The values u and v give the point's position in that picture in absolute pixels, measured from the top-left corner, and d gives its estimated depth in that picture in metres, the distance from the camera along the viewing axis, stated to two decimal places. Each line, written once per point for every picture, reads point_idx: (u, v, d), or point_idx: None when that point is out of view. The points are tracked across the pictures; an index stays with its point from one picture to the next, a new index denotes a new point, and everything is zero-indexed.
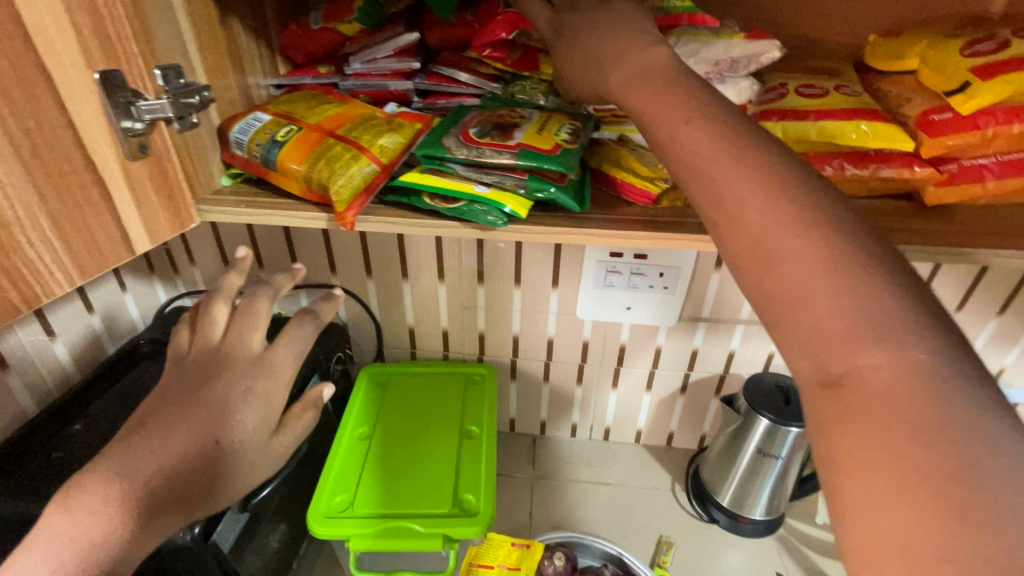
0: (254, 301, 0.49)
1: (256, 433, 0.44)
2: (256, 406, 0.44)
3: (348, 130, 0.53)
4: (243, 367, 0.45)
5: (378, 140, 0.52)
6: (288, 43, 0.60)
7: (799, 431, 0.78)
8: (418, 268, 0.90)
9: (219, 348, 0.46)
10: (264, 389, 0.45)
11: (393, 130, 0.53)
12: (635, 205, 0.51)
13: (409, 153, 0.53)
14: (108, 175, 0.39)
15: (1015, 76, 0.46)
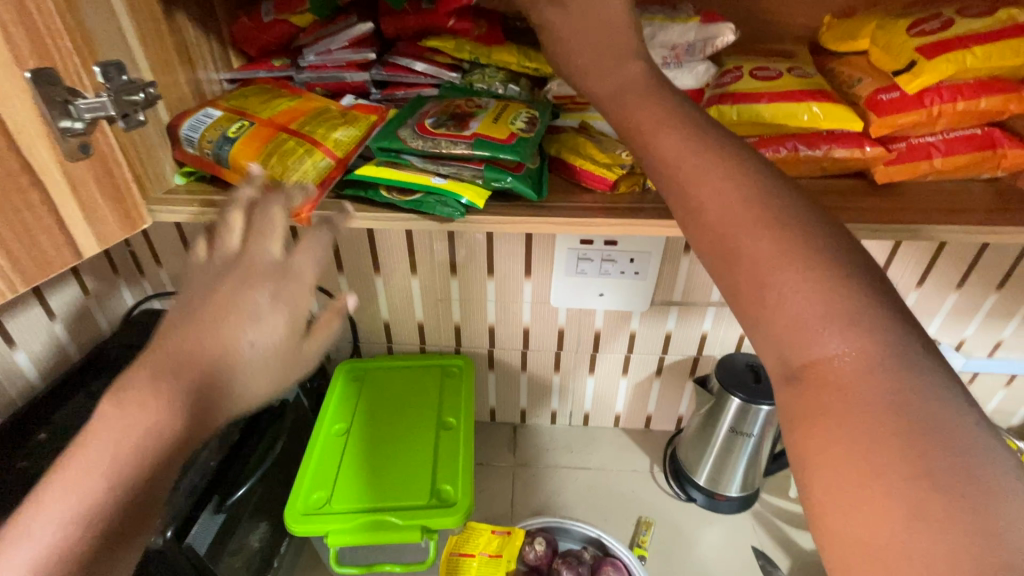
0: (267, 207, 0.41)
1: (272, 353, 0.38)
2: (281, 313, 0.38)
3: (302, 124, 0.52)
4: (263, 274, 0.39)
5: (333, 135, 0.51)
6: (239, 37, 0.58)
7: (769, 409, 0.79)
8: (391, 263, 0.90)
9: (214, 275, 0.38)
10: (288, 296, 0.39)
11: (348, 123, 0.53)
12: (594, 191, 0.51)
13: (365, 145, 0.52)
14: (48, 178, 0.38)
15: (957, 55, 0.47)
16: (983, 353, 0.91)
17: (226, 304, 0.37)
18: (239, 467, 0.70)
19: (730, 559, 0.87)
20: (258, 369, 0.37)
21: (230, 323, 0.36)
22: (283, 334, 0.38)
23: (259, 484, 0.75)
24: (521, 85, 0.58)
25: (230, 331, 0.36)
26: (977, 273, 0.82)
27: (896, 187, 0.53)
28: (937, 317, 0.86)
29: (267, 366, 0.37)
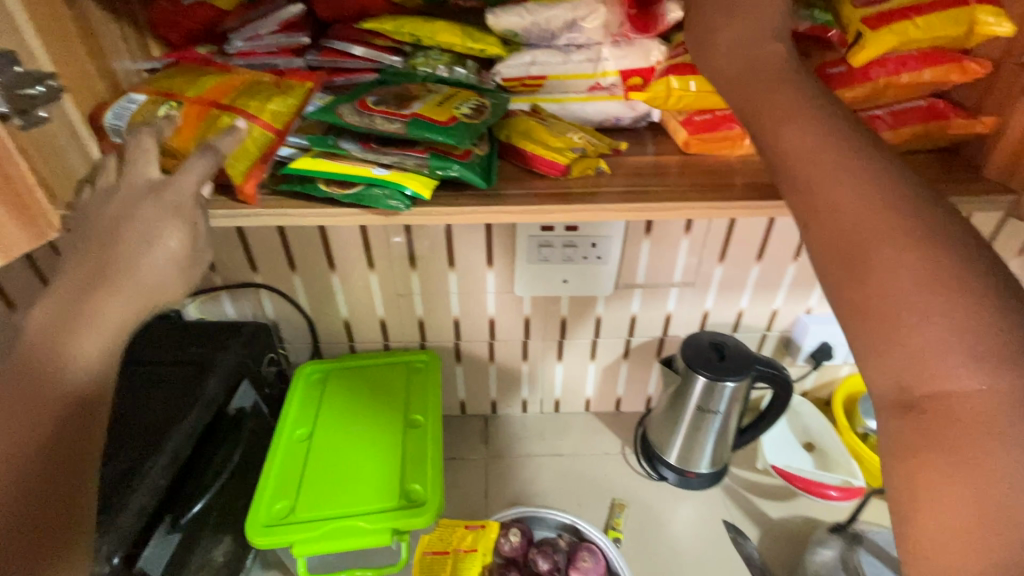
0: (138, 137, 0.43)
1: (169, 256, 0.40)
2: (176, 219, 0.40)
3: (234, 100, 0.49)
4: (138, 191, 0.40)
5: (268, 105, 0.49)
6: (155, 21, 0.53)
7: (734, 385, 0.80)
8: (347, 259, 0.86)
9: (101, 201, 0.40)
10: (173, 206, 0.41)
11: (282, 94, 0.50)
12: (546, 176, 0.49)
13: (303, 116, 0.50)
14: None
15: (898, 26, 0.47)
16: None
17: (112, 229, 0.38)
18: (195, 482, 0.66)
19: (704, 535, 0.89)
20: (160, 270, 0.39)
21: (124, 248, 0.38)
22: (182, 240, 0.40)
23: (218, 499, 0.72)
24: (468, 67, 0.55)
25: (135, 254, 0.38)
26: None
27: None
28: None
29: (170, 275, 0.40)
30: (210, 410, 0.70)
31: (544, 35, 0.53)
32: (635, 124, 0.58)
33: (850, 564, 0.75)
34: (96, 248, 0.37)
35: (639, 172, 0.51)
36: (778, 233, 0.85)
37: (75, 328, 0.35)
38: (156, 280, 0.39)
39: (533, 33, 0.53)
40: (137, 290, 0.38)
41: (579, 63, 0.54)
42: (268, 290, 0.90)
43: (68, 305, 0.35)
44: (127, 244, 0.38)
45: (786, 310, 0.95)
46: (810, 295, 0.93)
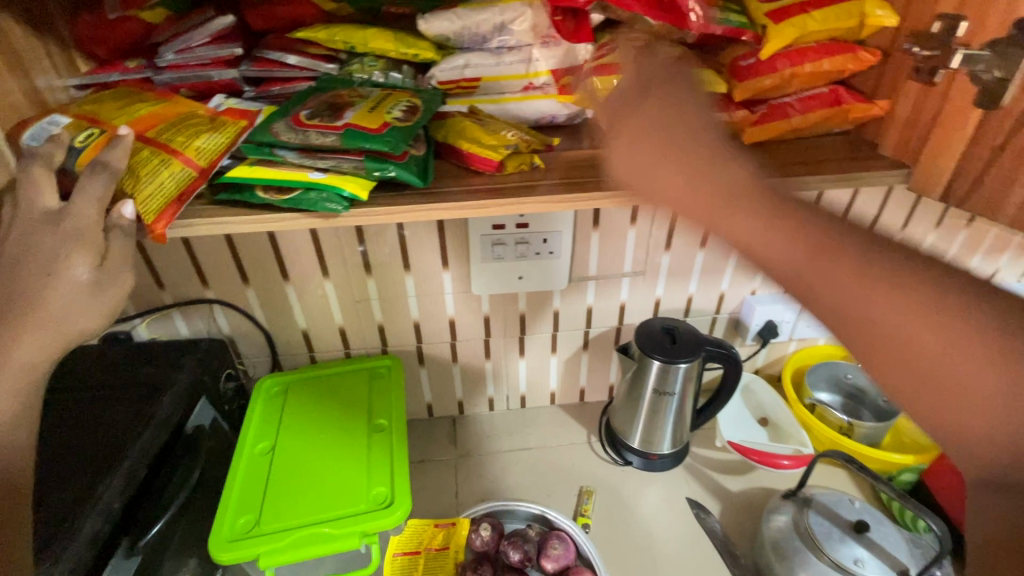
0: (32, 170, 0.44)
1: (78, 284, 0.44)
2: (82, 248, 0.44)
3: (160, 132, 0.49)
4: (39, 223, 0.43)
5: (195, 142, 0.49)
6: (80, 35, 0.53)
7: (686, 366, 0.84)
8: (300, 269, 0.86)
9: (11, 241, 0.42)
10: (73, 235, 0.44)
11: (215, 130, 0.50)
12: (483, 173, 0.51)
13: (234, 152, 0.50)
14: None
15: (797, 20, 0.52)
16: None
17: (17, 263, 0.42)
18: (152, 503, 0.65)
19: (668, 514, 0.92)
20: (69, 297, 0.43)
21: (31, 283, 0.42)
22: (89, 268, 0.44)
23: (179, 518, 0.71)
24: (403, 73, 0.57)
25: (43, 289, 0.42)
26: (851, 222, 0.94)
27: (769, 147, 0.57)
28: None
29: (83, 304, 0.44)
30: (164, 431, 0.69)
31: (476, 38, 0.56)
32: (570, 120, 0.60)
33: (800, 527, 0.78)
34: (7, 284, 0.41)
35: (573, 166, 0.54)
36: None
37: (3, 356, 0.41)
38: (62, 312, 0.43)
39: (465, 36, 0.55)
40: (49, 319, 0.42)
41: (512, 64, 0.56)
42: (220, 305, 0.88)
43: None
44: (33, 277, 0.42)
45: (732, 293, 1.00)
46: (753, 277, 0.98)
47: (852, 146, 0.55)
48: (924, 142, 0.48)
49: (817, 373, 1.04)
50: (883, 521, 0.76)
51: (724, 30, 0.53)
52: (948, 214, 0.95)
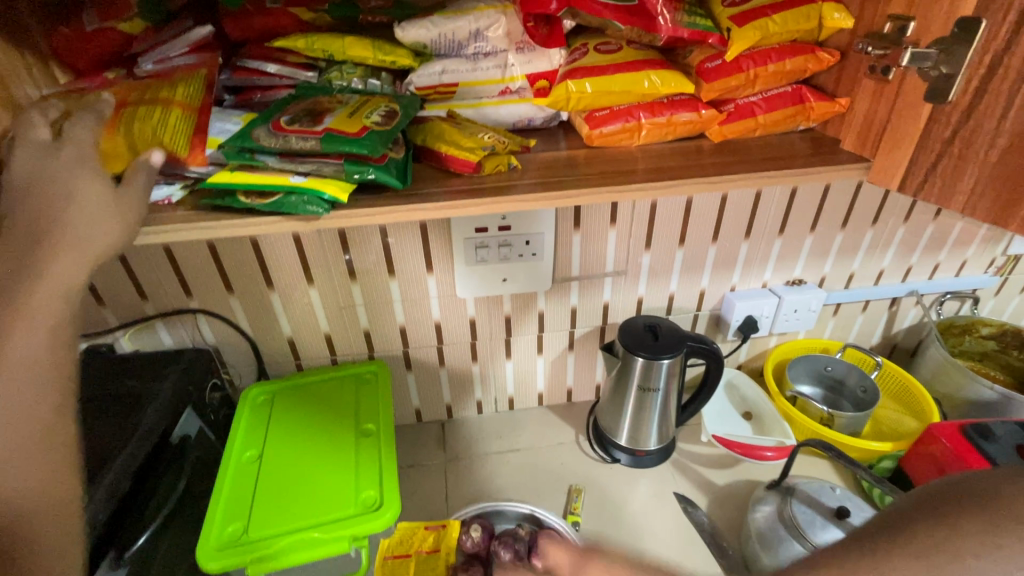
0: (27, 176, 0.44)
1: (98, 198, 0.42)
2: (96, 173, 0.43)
3: (137, 93, 0.51)
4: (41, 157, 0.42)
5: (175, 89, 0.52)
6: (57, 47, 0.53)
7: (669, 361, 0.86)
8: (285, 277, 0.86)
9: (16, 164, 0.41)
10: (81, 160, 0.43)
11: (184, 78, 0.53)
12: (461, 175, 0.52)
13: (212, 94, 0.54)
14: None
15: (759, 23, 0.54)
16: (842, 285, 1.07)
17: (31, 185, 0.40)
18: (136, 517, 0.64)
19: (657, 509, 0.93)
20: (95, 209, 0.42)
21: (51, 199, 0.40)
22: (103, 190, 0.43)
23: (164, 532, 0.70)
24: (382, 79, 0.58)
25: (60, 206, 0.40)
26: (824, 217, 0.96)
27: (736, 145, 0.59)
28: (776, 250, 0.99)
29: (109, 215, 0.43)
30: (149, 440, 0.69)
31: (452, 45, 0.57)
32: (547, 123, 0.62)
33: (784, 515, 0.79)
34: (32, 201, 0.39)
35: (550, 166, 0.55)
36: (696, 217, 0.92)
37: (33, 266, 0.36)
38: (90, 221, 0.41)
39: (441, 43, 0.57)
40: (82, 228, 0.40)
41: (487, 70, 0.58)
42: (204, 314, 0.88)
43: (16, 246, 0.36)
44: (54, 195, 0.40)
45: (712, 290, 1.02)
46: (731, 274, 1.01)
47: (815, 143, 0.58)
48: (879, 137, 0.50)
49: (798, 368, 1.06)
50: (863, 508, 0.78)
51: (691, 32, 0.54)
52: (915, 207, 0.99)
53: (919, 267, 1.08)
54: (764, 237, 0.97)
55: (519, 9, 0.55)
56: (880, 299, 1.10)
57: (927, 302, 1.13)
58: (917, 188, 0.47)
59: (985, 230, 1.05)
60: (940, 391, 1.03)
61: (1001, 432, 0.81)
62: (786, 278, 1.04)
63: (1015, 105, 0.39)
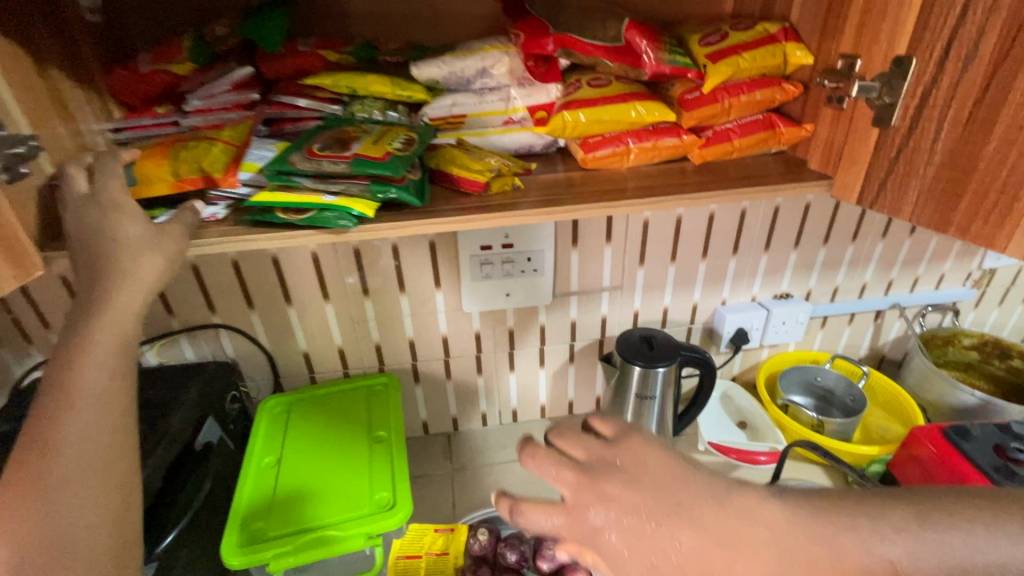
0: (80, 227, 0.50)
1: (137, 234, 0.51)
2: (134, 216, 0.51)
3: (190, 137, 0.60)
4: (86, 205, 0.50)
5: (222, 131, 0.60)
6: (114, 87, 0.61)
7: (664, 370, 0.91)
8: (302, 293, 0.92)
9: (78, 213, 0.50)
10: (116, 205, 0.51)
11: (229, 122, 0.62)
12: (471, 194, 0.59)
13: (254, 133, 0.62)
14: None
15: (732, 60, 0.61)
16: (827, 299, 1.13)
17: (90, 234, 0.49)
18: (164, 516, 0.68)
19: None
20: (134, 244, 0.50)
21: (103, 244, 0.49)
22: (138, 226, 0.51)
23: (186, 536, 0.73)
24: (399, 111, 0.65)
25: (112, 253, 0.49)
26: (806, 234, 1.03)
27: (717, 166, 0.66)
28: (763, 265, 1.05)
29: (148, 245, 0.51)
30: (176, 445, 0.73)
31: (461, 81, 0.64)
32: (546, 149, 0.69)
33: None
34: (92, 249, 0.49)
35: (549, 186, 0.62)
36: (686, 234, 0.98)
37: (96, 306, 0.48)
38: (132, 258, 0.50)
39: (451, 80, 0.64)
40: (125, 264, 0.49)
41: (493, 102, 0.65)
42: (226, 329, 0.94)
43: (87, 293, 0.48)
44: (103, 240, 0.49)
45: (704, 304, 1.08)
46: (721, 288, 1.07)
47: (785, 163, 0.65)
48: (837, 156, 0.57)
49: (789, 378, 1.10)
50: None
51: (672, 69, 0.62)
52: (891, 224, 1.06)
53: (899, 281, 1.14)
54: (751, 253, 1.03)
55: (520, 50, 0.63)
56: (865, 312, 1.15)
57: (910, 314, 1.18)
58: (872, 200, 0.53)
59: (959, 245, 1.12)
60: (926, 398, 1.08)
61: (979, 433, 0.86)
62: (773, 292, 1.10)
63: (944, 129, 0.45)
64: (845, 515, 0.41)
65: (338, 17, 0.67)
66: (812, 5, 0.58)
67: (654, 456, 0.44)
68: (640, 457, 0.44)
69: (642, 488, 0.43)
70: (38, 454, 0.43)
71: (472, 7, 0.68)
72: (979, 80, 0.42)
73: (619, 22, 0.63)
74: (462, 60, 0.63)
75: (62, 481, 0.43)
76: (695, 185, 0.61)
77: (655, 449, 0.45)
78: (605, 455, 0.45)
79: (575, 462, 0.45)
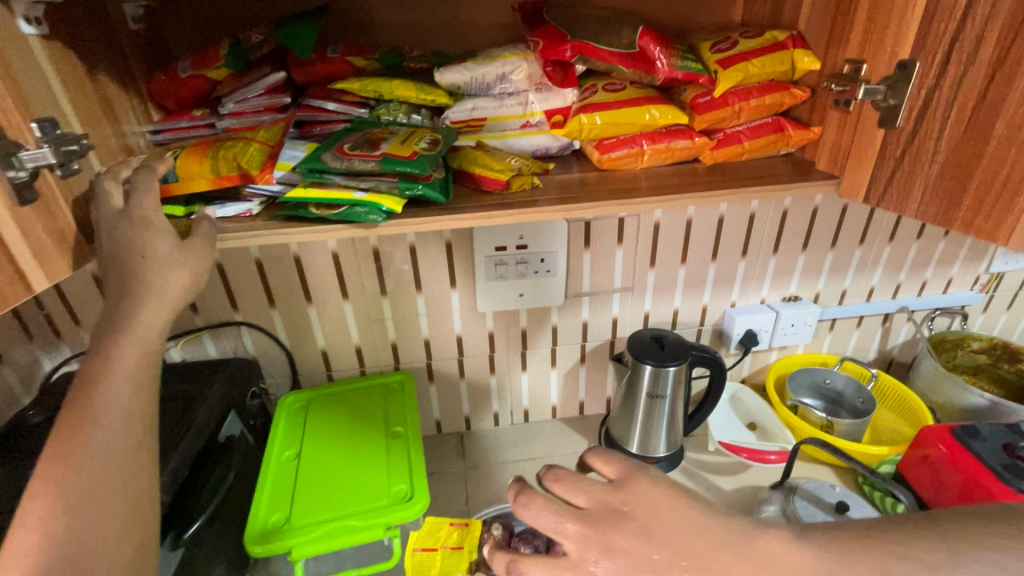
0: (110, 240, 0.50)
1: (166, 252, 0.52)
2: (162, 234, 0.53)
3: (226, 137, 0.63)
4: (115, 219, 0.51)
5: (258, 132, 0.63)
6: (155, 91, 0.64)
7: (675, 369, 0.92)
8: (322, 292, 0.95)
9: (108, 225, 0.50)
10: (147, 222, 0.52)
11: (263, 124, 0.65)
12: (492, 192, 0.62)
13: (287, 134, 0.65)
14: (11, 239, 0.43)
15: (742, 65, 0.64)
16: (835, 301, 1.14)
17: (118, 248, 0.50)
18: (191, 505, 0.71)
19: None
20: (162, 261, 0.51)
21: (133, 258, 0.50)
22: (166, 243, 0.52)
23: (210, 526, 0.75)
24: (422, 114, 0.68)
25: (140, 267, 0.50)
26: (814, 237, 1.05)
27: (727, 167, 0.68)
28: (772, 268, 1.07)
29: (176, 263, 0.52)
30: (202, 436, 0.76)
31: (482, 86, 0.67)
32: (562, 151, 0.72)
33: (788, 513, 0.84)
34: (120, 264, 0.50)
35: (566, 186, 0.65)
36: (697, 236, 1.00)
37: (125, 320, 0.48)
38: (161, 273, 0.51)
39: (473, 85, 0.67)
40: (154, 281, 0.50)
41: (511, 106, 0.68)
42: (248, 326, 0.97)
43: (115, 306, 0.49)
44: (132, 255, 0.50)
45: (714, 305, 1.10)
46: (731, 290, 1.08)
47: (793, 164, 0.67)
48: (845, 157, 0.59)
49: (798, 380, 1.12)
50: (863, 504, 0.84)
51: (685, 74, 0.64)
52: (898, 227, 1.07)
53: (907, 284, 1.15)
54: (760, 255, 1.05)
55: (539, 56, 0.66)
56: (873, 315, 1.17)
57: (919, 318, 1.20)
58: (878, 198, 0.55)
59: (966, 250, 1.13)
60: (935, 401, 1.09)
61: (988, 432, 0.86)
62: (782, 294, 1.11)
63: (946, 129, 0.47)
64: (873, 558, 0.41)
65: (365, 24, 0.70)
66: (819, 12, 0.61)
67: (661, 499, 0.48)
68: (647, 502, 0.47)
69: (654, 539, 0.45)
70: (62, 462, 0.43)
71: (492, 16, 0.71)
72: (980, 83, 0.44)
73: (633, 30, 0.66)
74: (483, 66, 0.66)
75: (87, 489, 0.43)
76: (706, 185, 0.64)
77: (659, 491, 0.48)
78: (611, 501, 0.48)
79: (579, 510, 0.48)
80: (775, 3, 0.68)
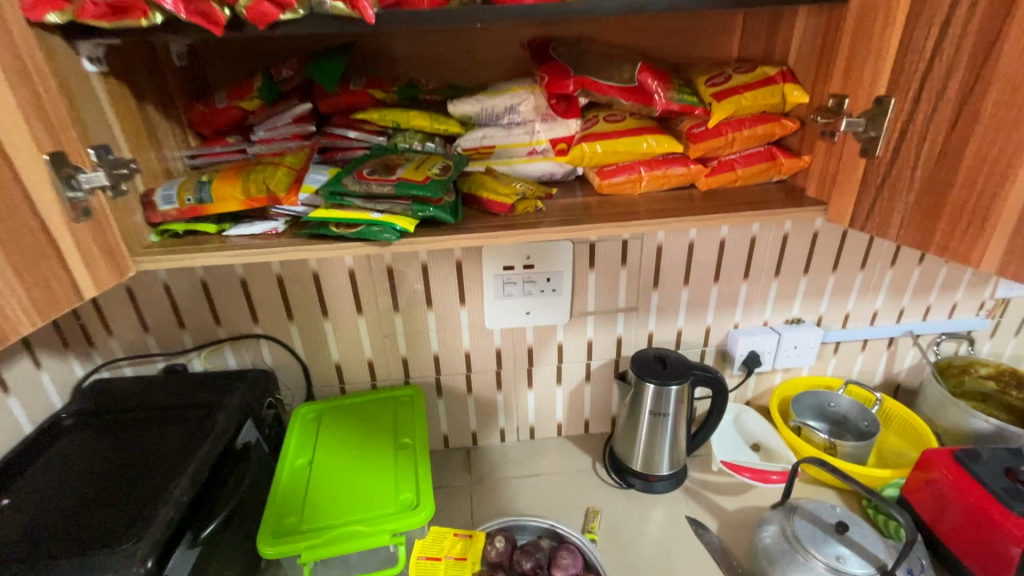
0: None
1: None
2: None
3: (256, 162, 0.69)
4: None
5: (285, 158, 0.69)
6: (193, 119, 0.71)
7: (678, 387, 0.95)
8: (338, 308, 1.00)
9: None
10: None
11: (289, 150, 0.71)
12: (498, 214, 0.67)
13: (312, 160, 0.70)
14: (66, 249, 0.49)
15: (735, 98, 0.68)
16: (839, 324, 1.16)
17: None
18: (208, 506, 0.74)
19: (674, 534, 0.98)
20: None
21: None
22: None
23: (224, 529, 0.78)
24: (436, 142, 0.73)
25: None
26: (815, 261, 1.07)
27: (722, 193, 0.72)
28: (775, 290, 1.09)
29: None
30: (221, 440, 0.80)
31: (492, 116, 0.73)
32: (566, 177, 0.76)
33: (788, 534, 0.84)
34: None
35: (568, 208, 0.69)
36: (699, 259, 1.03)
37: None
38: None
39: (483, 115, 0.72)
40: None
41: (519, 135, 0.73)
42: (266, 339, 1.01)
43: None
44: None
45: (717, 326, 1.12)
46: (734, 312, 1.11)
47: (785, 190, 0.70)
48: (832, 184, 0.63)
49: (802, 403, 1.13)
50: (863, 525, 0.84)
51: (680, 106, 0.69)
52: (899, 253, 1.09)
53: (911, 309, 1.17)
54: (762, 277, 1.07)
55: (545, 90, 0.71)
56: (878, 338, 1.18)
57: (924, 343, 1.20)
58: (862, 222, 0.58)
59: (970, 276, 1.14)
60: (941, 425, 1.09)
61: (989, 455, 0.87)
62: (785, 317, 1.13)
63: (921, 158, 0.51)
64: None
65: (385, 59, 0.76)
66: (807, 51, 0.65)
67: None
68: None
69: None
70: None
71: (502, 53, 0.77)
72: (948, 117, 0.48)
73: (633, 66, 0.72)
74: (492, 98, 0.72)
75: None
76: (701, 209, 0.68)
77: None
78: None
79: None
80: (767, 41, 0.73)
